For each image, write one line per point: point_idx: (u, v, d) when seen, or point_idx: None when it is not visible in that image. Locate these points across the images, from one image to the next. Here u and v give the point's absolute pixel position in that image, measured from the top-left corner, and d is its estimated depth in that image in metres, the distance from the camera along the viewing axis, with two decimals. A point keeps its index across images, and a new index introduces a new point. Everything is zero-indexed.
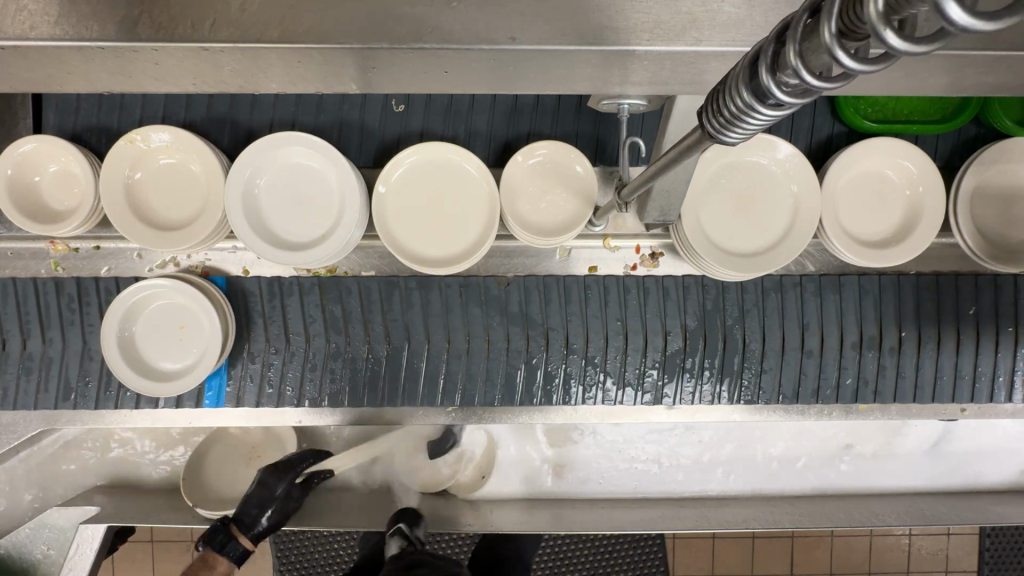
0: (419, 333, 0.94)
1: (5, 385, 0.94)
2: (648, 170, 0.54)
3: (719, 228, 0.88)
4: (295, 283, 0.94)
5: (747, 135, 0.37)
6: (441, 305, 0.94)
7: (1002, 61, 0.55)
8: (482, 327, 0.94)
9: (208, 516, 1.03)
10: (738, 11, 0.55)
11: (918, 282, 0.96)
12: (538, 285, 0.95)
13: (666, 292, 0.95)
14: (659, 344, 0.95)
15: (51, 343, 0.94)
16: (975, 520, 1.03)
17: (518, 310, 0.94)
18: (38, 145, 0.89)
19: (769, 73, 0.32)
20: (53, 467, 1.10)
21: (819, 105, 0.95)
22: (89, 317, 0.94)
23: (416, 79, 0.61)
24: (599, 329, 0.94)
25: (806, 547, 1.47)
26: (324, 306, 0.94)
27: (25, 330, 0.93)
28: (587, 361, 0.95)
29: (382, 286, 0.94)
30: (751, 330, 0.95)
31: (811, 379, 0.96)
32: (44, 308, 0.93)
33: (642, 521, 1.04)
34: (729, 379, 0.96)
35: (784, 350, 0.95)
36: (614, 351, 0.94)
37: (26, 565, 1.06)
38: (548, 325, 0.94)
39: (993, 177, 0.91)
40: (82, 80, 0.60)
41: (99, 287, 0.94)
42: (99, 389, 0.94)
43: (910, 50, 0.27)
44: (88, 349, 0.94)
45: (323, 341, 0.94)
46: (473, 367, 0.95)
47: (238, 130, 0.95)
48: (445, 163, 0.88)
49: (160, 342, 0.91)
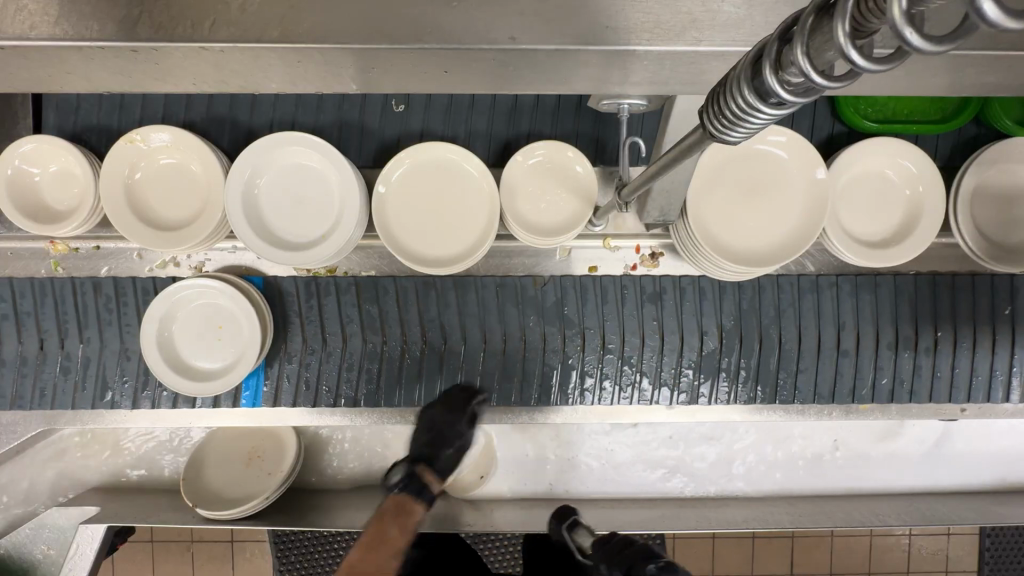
0: (456, 332, 0.95)
1: (43, 385, 0.95)
2: (648, 170, 0.54)
3: (722, 224, 0.86)
4: (332, 283, 0.94)
5: (750, 134, 0.37)
6: (477, 305, 0.95)
7: (1002, 61, 0.55)
8: (518, 326, 0.95)
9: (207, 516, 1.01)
10: (739, 11, 0.55)
11: (952, 282, 0.97)
12: (574, 285, 0.95)
13: (702, 293, 0.95)
14: (695, 344, 0.95)
15: (88, 343, 0.94)
16: (975, 520, 1.03)
17: (554, 310, 0.95)
18: (37, 146, 0.89)
19: (773, 73, 0.32)
20: (52, 467, 1.10)
21: (819, 106, 0.95)
22: (127, 317, 0.94)
23: (417, 79, 0.61)
24: (635, 329, 0.95)
25: (806, 547, 1.47)
26: (361, 306, 0.95)
27: (63, 331, 0.94)
28: (623, 361, 0.95)
29: (418, 286, 0.95)
30: (787, 330, 0.96)
31: (845, 379, 0.97)
32: (82, 308, 0.94)
33: (643, 521, 1.03)
34: (763, 379, 0.97)
35: (819, 349, 0.96)
36: (650, 350, 0.95)
37: (26, 565, 1.06)
38: (585, 325, 0.94)
39: (993, 177, 0.91)
40: (81, 80, 0.60)
41: (137, 287, 0.94)
42: (137, 388, 0.95)
43: (932, 50, 0.26)
44: (126, 348, 0.94)
45: (361, 340, 0.95)
46: (511, 366, 0.95)
47: (238, 130, 0.95)
48: (445, 163, 0.88)
49: (199, 342, 0.91)
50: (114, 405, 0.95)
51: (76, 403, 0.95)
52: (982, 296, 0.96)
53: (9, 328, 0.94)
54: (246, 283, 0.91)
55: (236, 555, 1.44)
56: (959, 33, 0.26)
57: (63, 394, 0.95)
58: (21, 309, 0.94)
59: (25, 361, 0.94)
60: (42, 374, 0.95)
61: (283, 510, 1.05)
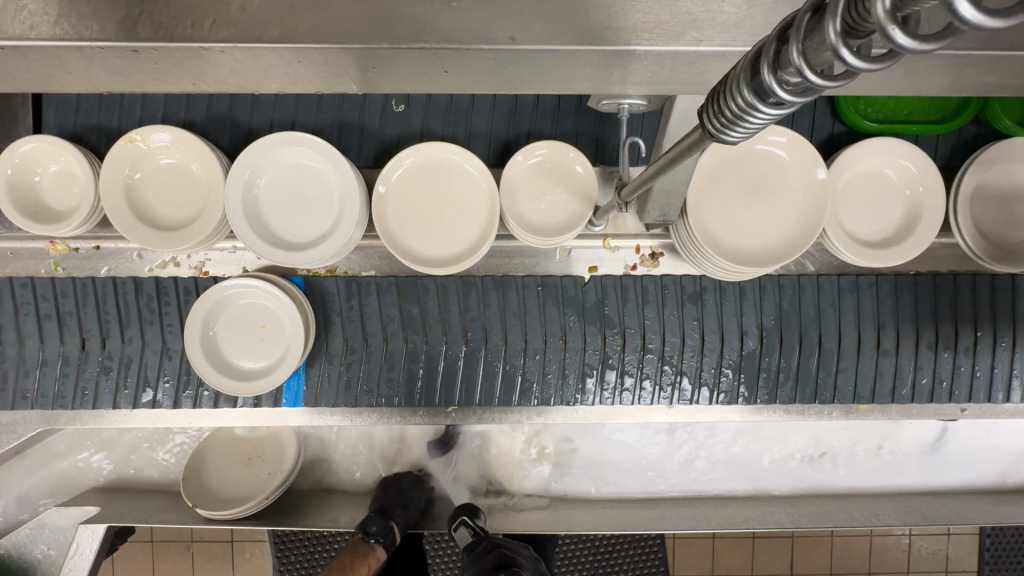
0: (497, 333, 0.94)
1: (87, 383, 0.95)
2: (648, 170, 0.53)
3: (722, 224, 0.86)
4: (373, 283, 0.94)
5: (748, 134, 0.37)
6: (519, 304, 0.95)
7: (999, 62, 0.55)
8: (560, 326, 0.94)
9: (207, 516, 1.01)
10: (739, 11, 0.55)
11: (966, 281, 0.96)
12: (614, 284, 0.95)
13: (742, 293, 0.95)
14: (735, 343, 0.95)
15: (130, 342, 0.94)
16: (975, 520, 1.03)
17: (595, 310, 0.95)
18: (37, 145, 0.89)
19: (771, 72, 0.32)
20: (51, 467, 1.10)
21: (819, 105, 0.95)
22: (169, 316, 0.94)
23: (418, 80, 0.61)
24: (676, 328, 0.95)
25: (806, 547, 1.47)
26: (402, 306, 0.94)
27: (105, 331, 0.94)
28: (663, 361, 0.95)
29: (459, 286, 0.95)
30: (827, 330, 0.96)
31: (886, 379, 0.97)
32: (124, 307, 0.94)
33: (643, 521, 1.04)
34: (804, 380, 0.97)
35: (859, 349, 0.96)
36: (691, 350, 0.95)
37: (26, 565, 1.06)
38: (626, 325, 0.94)
39: (992, 177, 0.91)
40: (81, 80, 0.60)
41: (179, 287, 0.94)
42: (177, 388, 0.95)
43: (918, 48, 0.27)
44: (169, 348, 0.94)
45: (401, 340, 0.94)
46: (552, 365, 0.95)
47: (238, 130, 0.95)
48: (445, 163, 0.88)
49: (240, 342, 0.91)
50: (112, 405, 0.95)
51: (76, 403, 0.95)
52: (984, 297, 0.96)
53: (52, 327, 0.94)
54: (286, 283, 0.91)
55: (236, 555, 1.44)
56: (946, 31, 0.27)
57: (59, 394, 0.95)
58: (64, 308, 0.94)
59: (25, 361, 0.94)
60: (85, 372, 0.95)
61: (281, 510, 1.05)
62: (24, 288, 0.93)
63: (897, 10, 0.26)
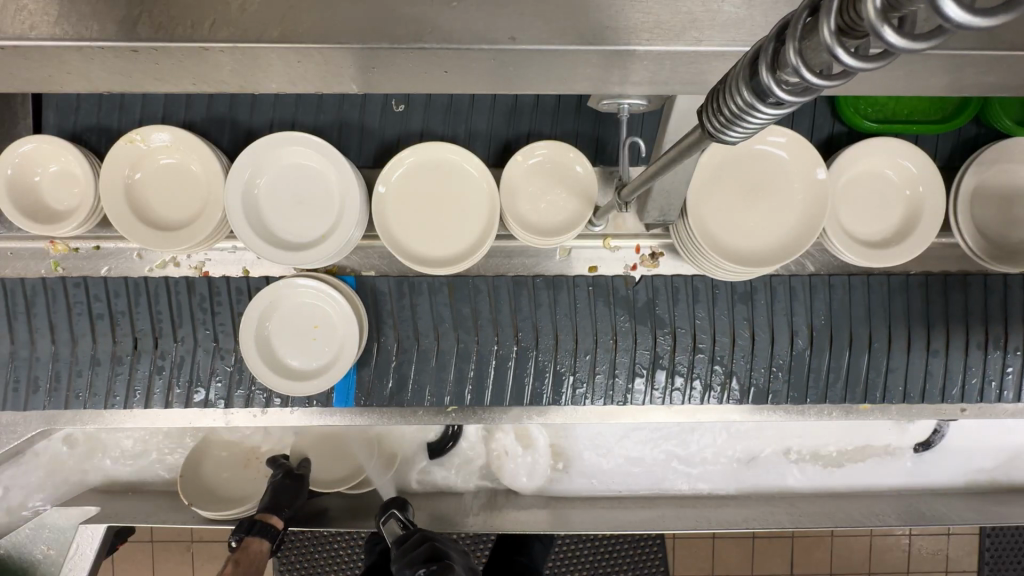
0: (549, 333, 0.94)
1: (139, 381, 0.95)
2: (648, 169, 0.53)
3: (723, 225, 0.86)
4: (425, 283, 0.94)
5: (747, 134, 0.37)
6: (570, 305, 0.95)
7: (999, 62, 0.55)
8: (610, 326, 0.94)
9: (207, 517, 1.01)
10: (739, 11, 0.55)
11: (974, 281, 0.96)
12: (665, 284, 0.95)
13: (793, 293, 0.95)
14: (785, 343, 0.95)
15: (182, 342, 0.94)
16: (975, 521, 1.03)
17: (645, 310, 0.95)
18: (37, 145, 0.89)
19: (770, 72, 0.32)
20: (49, 467, 1.10)
21: (819, 105, 0.95)
22: (221, 317, 0.94)
23: (418, 79, 0.61)
24: (726, 328, 0.95)
25: (806, 547, 1.47)
26: (453, 306, 0.94)
27: (158, 331, 0.94)
28: (713, 360, 0.95)
29: (510, 286, 0.95)
30: (877, 330, 0.96)
31: (936, 379, 0.97)
32: (176, 306, 0.94)
33: (642, 521, 1.03)
34: (853, 381, 0.97)
35: (910, 348, 0.96)
36: (741, 353, 0.95)
37: (26, 565, 1.06)
38: (676, 325, 0.95)
39: (991, 177, 0.91)
40: (81, 80, 0.60)
41: (231, 287, 0.94)
42: (229, 387, 0.95)
43: (909, 48, 0.27)
44: (221, 347, 0.94)
45: (453, 340, 0.94)
46: (602, 365, 0.95)
47: (238, 130, 0.95)
48: (445, 162, 0.88)
49: (294, 342, 0.90)
50: (110, 405, 0.95)
51: (76, 403, 0.95)
52: (986, 297, 0.96)
53: (104, 327, 0.94)
54: (339, 284, 0.91)
55: None
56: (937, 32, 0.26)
57: (55, 394, 0.95)
58: (116, 308, 0.94)
59: (22, 362, 0.94)
60: (137, 372, 0.95)
61: None
62: (77, 288, 0.94)
63: (890, 9, 0.26)
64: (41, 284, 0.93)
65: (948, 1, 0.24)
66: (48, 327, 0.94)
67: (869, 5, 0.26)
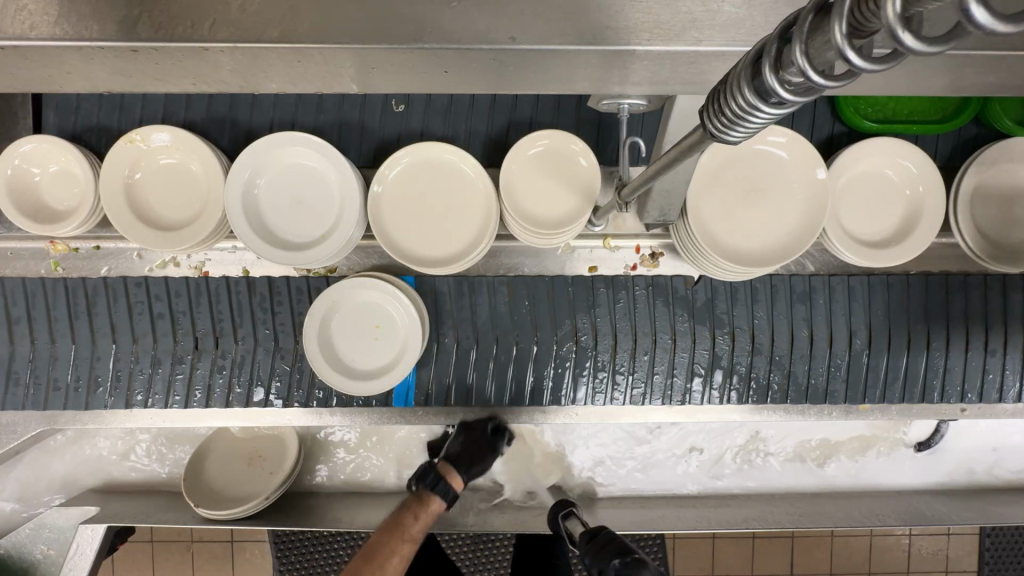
0: (608, 333, 0.94)
1: (198, 382, 0.95)
2: (648, 170, 0.53)
3: (725, 226, 0.86)
4: (484, 283, 0.95)
5: (750, 134, 0.37)
6: (629, 305, 0.95)
7: (1001, 61, 0.55)
8: (669, 326, 0.95)
9: (230, 517, 0.99)
10: (739, 11, 0.55)
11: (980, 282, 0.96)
12: (724, 285, 0.95)
13: (852, 293, 0.96)
14: (844, 343, 0.96)
15: (242, 341, 0.94)
16: (975, 521, 1.03)
17: (705, 310, 0.95)
18: (37, 145, 0.89)
19: (774, 72, 0.32)
20: (48, 468, 1.10)
21: (819, 105, 0.95)
22: (281, 317, 0.94)
23: (420, 79, 0.61)
24: (785, 328, 0.95)
25: (806, 547, 1.47)
26: (512, 305, 0.94)
27: (218, 331, 0.94)
28: (772, 361, 0.96)
29: (571, 288, 0.95)
30: (935, 330, 0.96)
31: (993, 381, 0.98)
32: (237, 307, 0.94)
33: (643, 521, 1.03)
34: (911, 381, 0.97)
35: (967, 348, 0.96)
36: (799, 356, 0.96)
37: (26, 565, 1.06)
38: (735, 325, 0.95)
39: (992, 177, 0.91)
40: (81, 80, 0.60)
41: (291, 287, 0.94)
42: (290, 388, 0.95)
43: (930, 50, 0.27)
44: (281, 347, 0.94)
45: (512, 341, 0.94)
46: (660, 365, 0.95)
47: (237, 130, 0.95)
48: (442, 161, 0.88)
49: (356, 340, 0.90)
50: (107, 405, 0.95)
51: (80, 403, 0.95)
52: (993, 297, 0.96)
53: (165, 327, 0.94)
54: (399, 284, 0.92)
55: (237, 555, 1.44)
56: (952, 33, 0.27)
57: (53, 394, 0.95)
58: (177, 308, 0.94)
59: (21, 361, 0.94)
60: (198, 371, 0.95)
61: (278, 510, 1.05)
62: (139, 288, 0.94)
63: (906, 13, 0.26)
64: (103, 284, 0.94)
65: (978, 9, 0.24)
66: (109, 326, 0.94)
67: (890, 11, 0.26)
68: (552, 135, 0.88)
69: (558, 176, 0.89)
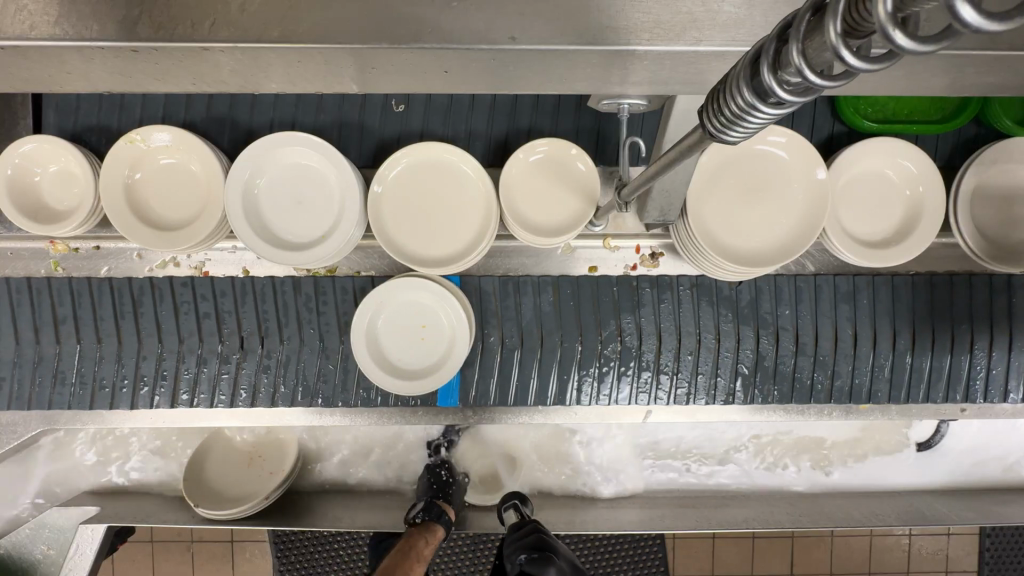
0: (653, 333, 0.94)
1: (244, 382, 0.95)
2: (648, 170, 0.53)
3: (723, 225, 0.86)
4: (530, 283, 0.94)
5: (748, 134, 0.37)
6: (674, 306, 0.94)
7: (1000, 61, 0.55)
8: (714, 326, 0.94)
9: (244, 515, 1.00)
10: (739, 11, 0.55)
11: (987, 283, 0.96)
12: (769, 285, 0.95)
13: (897, 293, 0.96)
14: (888, 343, 0.95)
15: (287, 342, 0.94)
16: (976, 520, 1.02)
17: (749, 309, 0.95)
18: (37, 145, 0.89)
19: (771, 72, 0.32)
20: (48, 467, 1.10)
21: (819, 106, 0.95)
22: (326, 317, 0.94)
23: (422, 78, 0.61)
24: (829, 329, 0.95)
25: (806, 547, 1.47)
26: (558, 304, 0.94)
27: (263, 330, 0.94)
28: (817, 360, 0.96)
29: (617, 289, 0.94)
30: (979, 331, 0.96)
31: None
32: (282, 307, 0.94)
33: (643, 521, 1.03)
34: (954, 381, 0.97)
35: (1011, 348, 0.96)
36: (843, 356, 0.96)
37: (26, 565, 1.05)
38: (780, 324, 0.95)
39: (992, 177, 0.91)
40: (80, 79, 0.60)
41: (336, 287, 0.94)
42: (336, 391, 0.95)
43: (920, 49, 0.26)
44: (327, 349, 0.94)
45: (557, 341, 0.94)
46: (704, 365, 0.95)
47: (237, 130, 0.95)
48: (444, 162, 0.88)
49: (403, 339, 0.90)
50: (104, 406, 0.95)
51: (77, 403, 0.95)
52: (999, 298, 0.96)
53: (210, 327, 0.94)
54: (445, 283, 0.91)
55: (237, 555, 1.44)
56: (946, 33, 0.26)
57: (50, 394, 0.95)
58: (223, 308, 0.94)
59: (21, 360, 0.94)
60: (243, 371, 0.95)
61: (276, 510, 1.05)
62: (185, 288, 0.93)
63: (898, 11, 0.26)
64: (149, 283, 0.93)
65: (964, 4, 0.23)
66: (155, 326, 0.94)
67: (879, 8, 0.25)
68: (557, 142, 0.88)
69: (559, 182, 0.89)
